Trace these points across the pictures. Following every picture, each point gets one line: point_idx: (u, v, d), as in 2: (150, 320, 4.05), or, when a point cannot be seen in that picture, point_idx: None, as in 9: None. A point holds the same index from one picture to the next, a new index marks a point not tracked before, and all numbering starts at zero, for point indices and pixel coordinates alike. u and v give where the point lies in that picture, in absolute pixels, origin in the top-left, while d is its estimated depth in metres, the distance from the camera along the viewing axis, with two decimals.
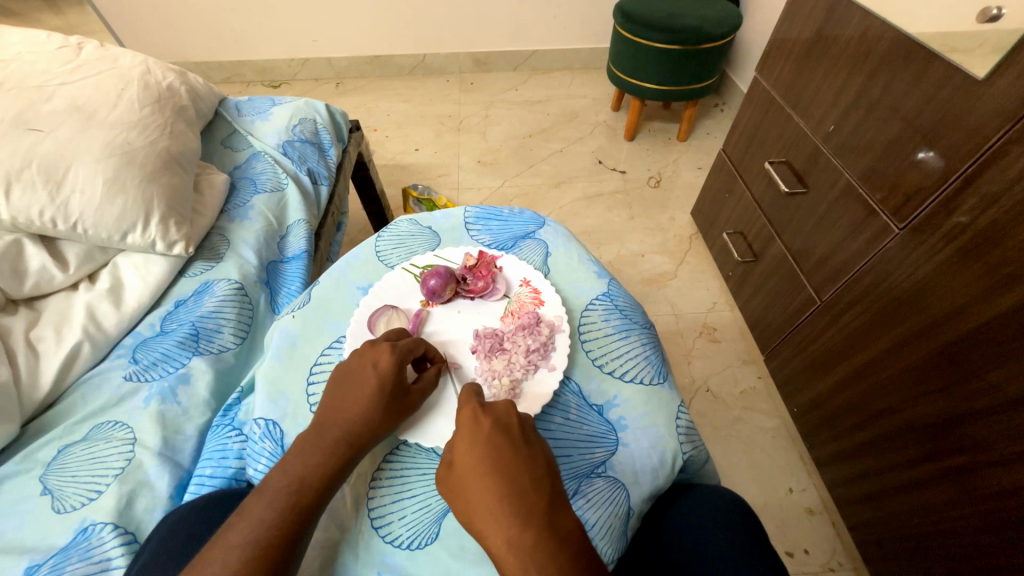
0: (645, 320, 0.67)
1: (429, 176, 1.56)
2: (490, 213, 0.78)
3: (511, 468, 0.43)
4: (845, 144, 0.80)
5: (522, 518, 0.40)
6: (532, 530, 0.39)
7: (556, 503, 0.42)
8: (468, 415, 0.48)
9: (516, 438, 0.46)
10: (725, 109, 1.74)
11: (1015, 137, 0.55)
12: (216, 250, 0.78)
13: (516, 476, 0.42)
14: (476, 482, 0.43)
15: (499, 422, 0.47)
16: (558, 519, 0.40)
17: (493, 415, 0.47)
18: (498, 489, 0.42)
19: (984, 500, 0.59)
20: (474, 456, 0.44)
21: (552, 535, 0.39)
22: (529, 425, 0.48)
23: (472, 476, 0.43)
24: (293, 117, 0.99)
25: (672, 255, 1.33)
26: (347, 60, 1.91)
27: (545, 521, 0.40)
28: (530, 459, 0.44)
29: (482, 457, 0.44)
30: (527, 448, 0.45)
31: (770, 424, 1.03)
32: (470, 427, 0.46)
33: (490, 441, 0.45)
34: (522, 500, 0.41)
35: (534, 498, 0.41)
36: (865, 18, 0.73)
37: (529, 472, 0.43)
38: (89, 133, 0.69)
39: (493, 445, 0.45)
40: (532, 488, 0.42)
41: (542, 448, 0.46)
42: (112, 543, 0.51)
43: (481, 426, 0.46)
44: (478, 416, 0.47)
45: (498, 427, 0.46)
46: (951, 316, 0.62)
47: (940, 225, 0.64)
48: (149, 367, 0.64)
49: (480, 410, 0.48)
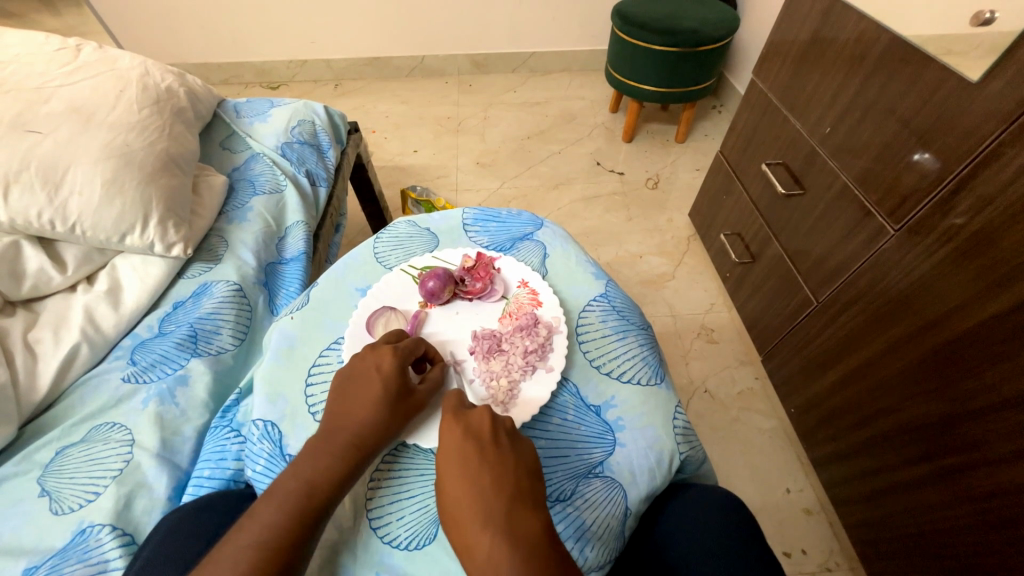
0: (643, 321, 0.67)
1: (427, 178, 1.57)
2: (488, 214, 0.79)
3: (476, 476, 0.43)
4: (841, 145, 0.80)
5: (481, 521, 0.41)
6: (489, 533, 0.40)
7: (517, 505, 0.42)
8: (444, 423, 0.48)
9: (485, 442, 0.46)
10: (723, 110, 1.74)
11: (1009, 138, 0.55)
12: (214, 251, 0.78)
13: (480, 484, 0.43)
14: (449, 489, 0.44)
15: (469, 429, 0.47)
16: (520, 522, 0.40)
17: (464, 424, 0.48)
18: (467, 493, 0.43)
19: (979, 500, 0.60)
20: (447, 464, 0.45)
21: (508, 532, 0.40)
22: (505, 428, 0.48)
23: (446, 484, 0.44)
24: (292, 119, 1.00)
25: (670, 255, 1.34)
26: (346, 62, 1.91)
27: (501, 526, 0.40)
28: (497, 461, 0.44)
29: (453, 465, 0.45)
30: (495, 452, 0.45)
31: (768, 424, 1.03)
32: (444, 437, 0.47)
33: (458, 448, 0.46)
34: (483, 503, 0.42)
35: (496, 503, 0.41)
36: (861, 21, 0.73)
37: (495, 476, 0.43)
38: (87, 134, 0.69)
39: (460, 453, 0.45)
40: (496, 493, 0.42)
41: (513, 451, 0.46)
42: (111, 544, 0.51)
43: (452, 434, 0.47)
44: (452, 423, 0.48)
45: (468, 434, 0.47)
46: (946, 317, 0.62)
47: (935, 226, 0.64)
48: (147, 370, 0.64)
49: (452, 419, 0.48)
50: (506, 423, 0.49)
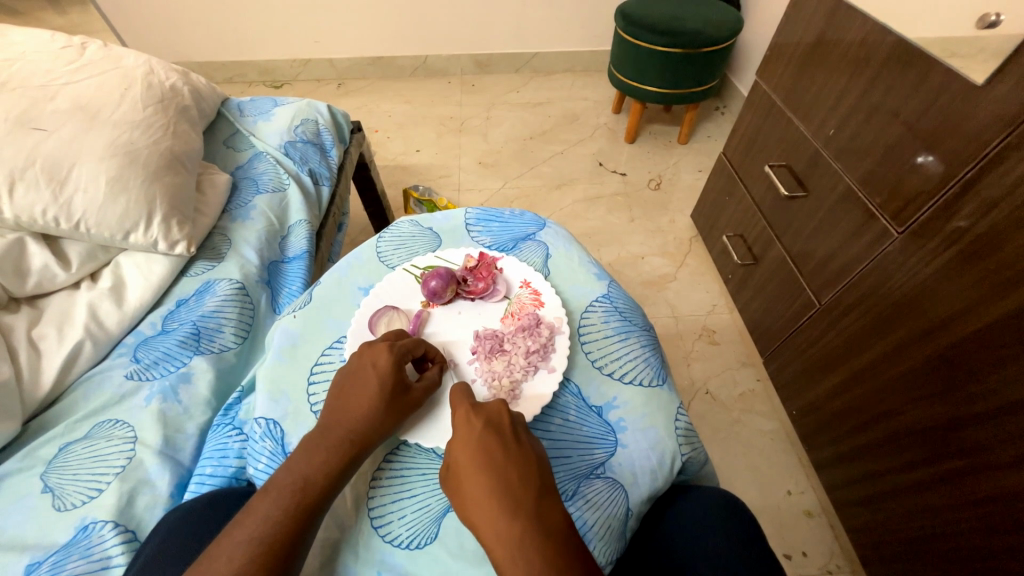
0: (645, 322, 0.67)
1: (429, 177, 1.57)
2: (491, 214, 0.79)
3: (500, 465, 0.44)
4: (845, 148, 0.80)
5: (509, 511, 0.41)
6: (518, 523, 0.40)
7: (545, 499, 0.42)
8: (461, 416, 0.48)
9: (507, 435, 0.46)
10: (725, 112, 1.74)
11: (1015, 142, 0.55)
12: (217, 249, 0.78)
13: (505, 473, 0.43)
14: (469, 480, 0.44)
15: (490, 422, 0.47)
16: (540, 510, 0.41)
17: (485, 416, 0.48)
18: (487, 480, 0.43)
19: (982, 503, 0.59)
20: (468, 454, 0.45)
21: (536, 522, 0.40)
22: (522, 424, 0.48)
23: (465, 473, 0.44)
24: (295, 118, 1.00)
25: (672, 256, 1.34)
26: (348, 61, 1.91)
27: (530, 516, 0.40)
28: (520, 455, 0.45)
29: (475, 456, 0.45)
30: (517, 446, 0.46)
31: (769, 426, 1.03)
32: (463, 428, 0.47)
33: (481, 438, 0.46)
34: (510, 494, 0.42)
35: (522, 491, 0.42)
36: (866, 23, 0.73)
37: (519, 467, 0.44)
38: (93, 132, 0.69)
39: (481, 445, 0.45)
40: (520, 482, 0.43)
41: (533, 445, 0.46)
42: (113, 541, 0.51)
43: (473, 426, 0.47)
44: (470, 417, 0.48)
45: (490, 426, 0.47)
46: (951, 320, 0.62)
47: (939, 229, 0.64)
48: (150, 367, 0.64)
49: (470, 412, 0.48)
50: (521, 421, 0.49)
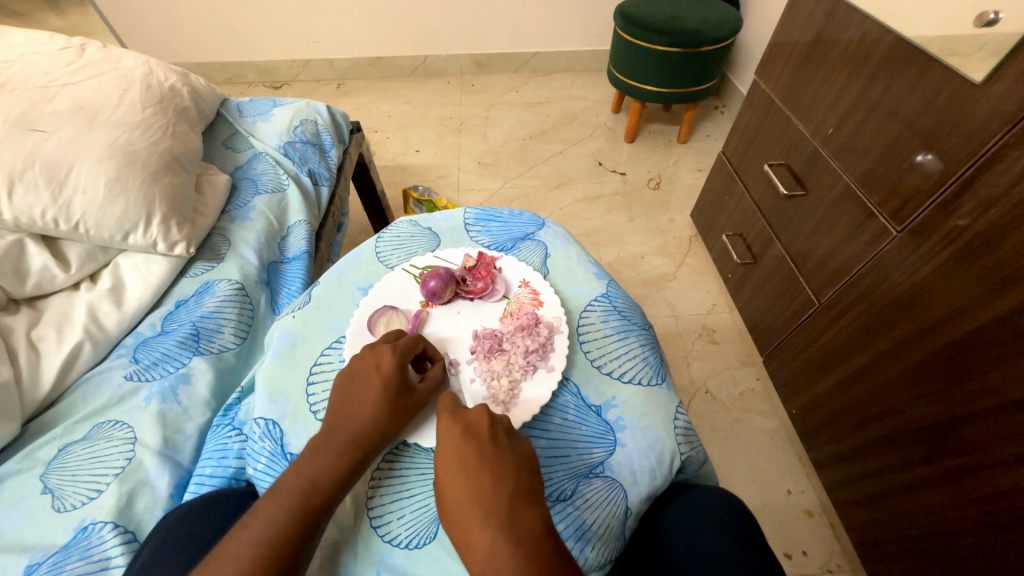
0: (644, 321, 0.67)
1: (428, 177, 1.57)
2: (490, 214, 0.79)
3: (474, 472, 0.44)
4: (844, 146, 0.80)
5: (481, 518, 0.41)
6: (488, 531, 0.40)
7: (518, 502, 0.42)
8: (442, 423, 0.49)
9: (483, 441, 0.46)
10: (725, 111, 1.74)
11: (1013, 140, 0.55)
12: (217, 250, 0.78)
13: (477, 480, 0.43)
14: (448, 487, 0.44)
15: (467, 428, 0.47)
16: (517, 518, 0.41)
17: (462, 423, 0.48)
18: (463, 489, 0.43)
19: (982, 502, 0.59)
20: (446, 462, 0.46)
21: (511, 535, 0.40)
22: (503, 427, 0.48)
23: (445, 480, 0.45)
24: (294, 118, 1.00)
25: (672, 256, 1.34)
26: (347, 62, 1.91)
27: (500, 524, 0.40)
28: (495, 460, 0.45)
29: (452, 463, 0.45)
30: (492, 451, 0.45)
31: (769, 426, 1.03)
32: (442, 435, 0.47)
33: (456, 446, 0.46)
34: (484, 501, 0.42)
35: (494, 497, 0.42)
36: (865, 22, 0.73)
37: (492, 473, 0.44)
38: (92, 133, 0.69)
39: (468, 450, 0.46)
40: (492, 488, 0.43)
41: (510, 448, 0.46)
42: (112, 542, 0.51)
43: (451, 433, 0.47)
44: (450, 424, 0.48)
45: (467, 433, 0.47)
46: (950, 318, 0.62)
47: (938, 227, 0.64)
48: (150, 367, 0.64)
49: (450, 419, 0.48)
50: (504, 422, 0.49)
